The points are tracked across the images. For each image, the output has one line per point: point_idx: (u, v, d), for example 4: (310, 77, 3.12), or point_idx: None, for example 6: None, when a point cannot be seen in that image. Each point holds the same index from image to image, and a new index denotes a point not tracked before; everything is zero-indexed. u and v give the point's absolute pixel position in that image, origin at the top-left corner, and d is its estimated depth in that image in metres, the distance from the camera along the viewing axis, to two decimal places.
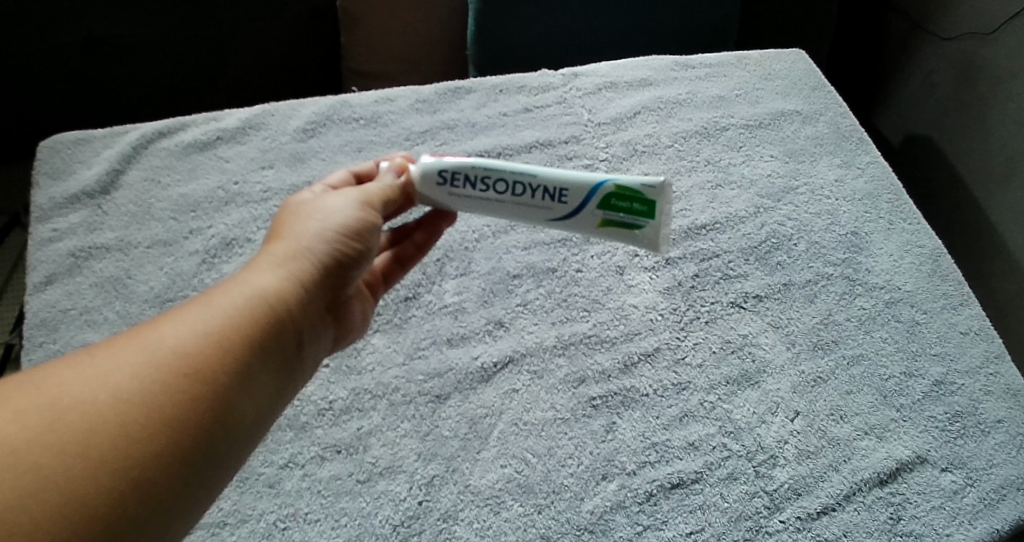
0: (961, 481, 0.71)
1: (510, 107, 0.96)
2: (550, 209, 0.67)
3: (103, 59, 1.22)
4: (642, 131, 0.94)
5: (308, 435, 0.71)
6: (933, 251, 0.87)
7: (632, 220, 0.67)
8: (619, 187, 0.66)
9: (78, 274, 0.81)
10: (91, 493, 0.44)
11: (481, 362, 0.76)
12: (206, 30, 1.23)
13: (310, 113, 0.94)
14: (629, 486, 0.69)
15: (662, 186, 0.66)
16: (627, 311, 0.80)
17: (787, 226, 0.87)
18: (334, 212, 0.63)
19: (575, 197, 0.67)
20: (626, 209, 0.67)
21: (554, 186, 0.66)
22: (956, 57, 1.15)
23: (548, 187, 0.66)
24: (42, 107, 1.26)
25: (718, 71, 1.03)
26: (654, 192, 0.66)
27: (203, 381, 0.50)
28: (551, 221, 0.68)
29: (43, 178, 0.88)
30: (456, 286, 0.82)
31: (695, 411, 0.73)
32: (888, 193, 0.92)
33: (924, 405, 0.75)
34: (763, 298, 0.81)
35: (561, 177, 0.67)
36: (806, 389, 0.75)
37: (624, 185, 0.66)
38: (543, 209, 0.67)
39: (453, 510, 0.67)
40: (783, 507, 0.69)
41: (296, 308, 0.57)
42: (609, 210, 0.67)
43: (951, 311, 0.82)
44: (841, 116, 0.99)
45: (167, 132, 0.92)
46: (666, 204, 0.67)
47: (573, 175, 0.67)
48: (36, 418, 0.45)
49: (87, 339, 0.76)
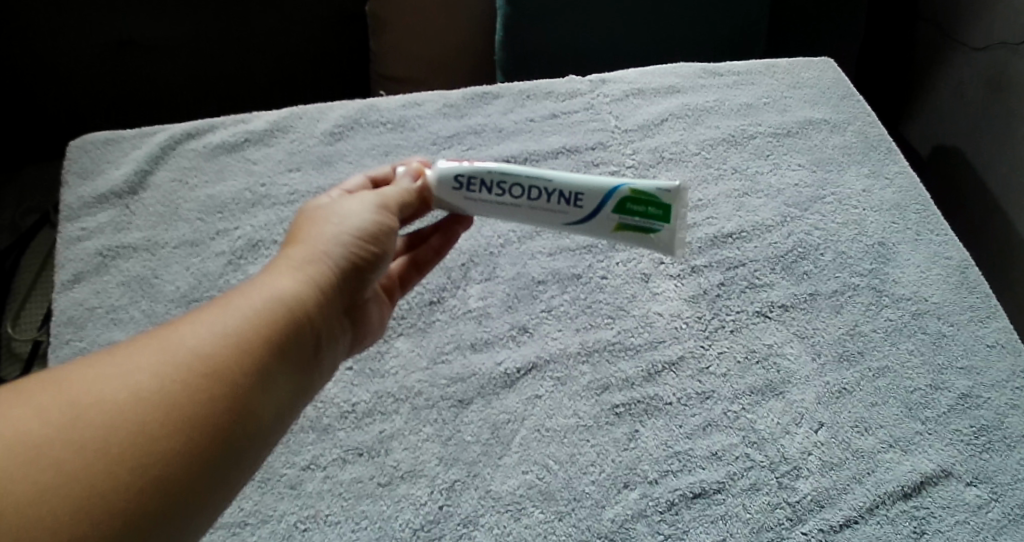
0: (986, 496, 0.70)
1: (538, 113, 0.96)
2: (566, 214, 0.67)
3: (134, 61, 1.24)
4: (669, 138, 0.94)
5: (331, 437, 0.71)
6: (962, 262, 0.86)
7: (648, 224, 0.67)
8: (634, 192, 0.66)
9: (105, 273, 0.81)
10: (109, 489, 0.44)
11: (504, 368, 0.75)
12: (236, 33, 1.24)
13: (338, 117, 0.95)
14: (651, 495, 0.68)
15: (678, 190, 0.67)
16: (652, 318, 0.79)
17: (814, 235, 0.87)
18: (352, 216, 0.62)
19: (591, 201, 0.66)
20: (641, 213, 0.67)
21: (570, 191, 0.66)
22: (988, 67, 1.14)
23: (563, 191, 0.66)
24: (72, 108, 1.27)
25: (746, 79, 1.02)
26: (670, 196, 0.66)
27: (221, 381, 0.50)
28: (567, 225, 0.67)
29: (73, 178, 0.88)
30: (481, 291, 0.82)
31: (719, 421, 0.73)
32: (915, 204, 0.91)
33: (949, 418, 0.74)
34: (789, 308, 0.81)
35: (577, 181, 0.66)
36: (831, 400, 0.75)
37: (640, 189, 0.66)
38: (559, 213, 0.67)
39: (474, 515, 0.67)
40: (806, 519, 0.68)
41: (313, 311, 0.57)
42: (624, 214, 0.66)
43: (978, 324, 0.81)
44: (870, 125, 0.98)
45: (196, 133, 0.93)
46: (681, 208, 0.67)
47: (589, 179, 0.66)
48: (56, 415, 0.45)
49: (113, 338, 0.76)
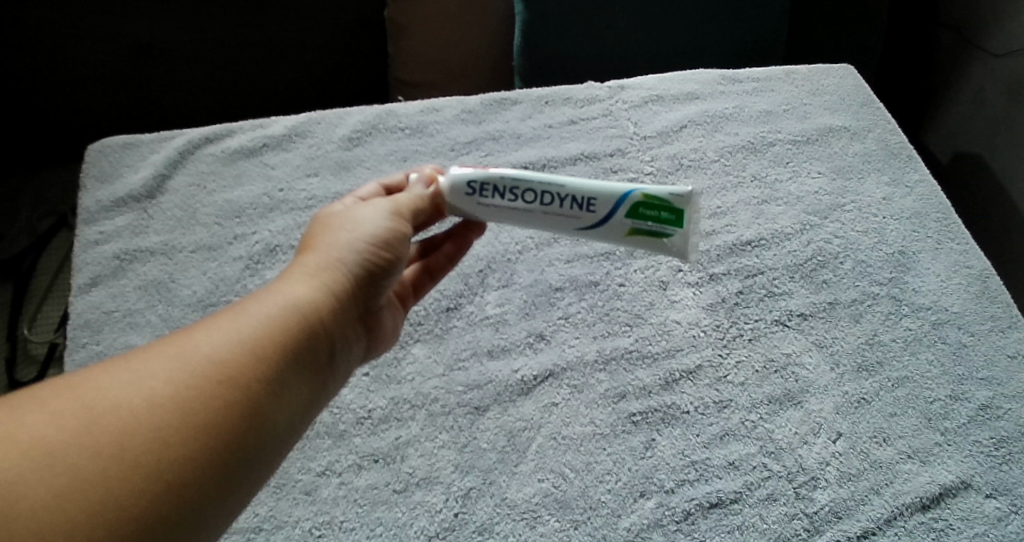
0: (1006, 508, 0.69)
1: (556, 119, 0.96)
2: (578, 219, 0.66)
3: (152, 66, 1.24)
4: (688, 145, 0.94)
5: (347, 443, 0.71)
6: (983, 271, 0.85)
7: (660, 229, 0.66)
8: (646, 196, 0.66)
9: (122, 276, 0.81)
10: (123, 494, 0.44)
11: (521, 375, 0.75)
12: (253, 37, 1.24)
13: (356, 122, 0.94)
14: (667, 504, 0.68)
15: (690, 195, 0.66)
16: (670, 326, 0.79)
17: (834, 244, 0.86)
18: (366, 223, 0.62)
19: (603, 207, 0.66)
20: (654, 218, 0.66)
21: (582, 196, 0.66)
22: (1011, 74, 1.12)
23: (576, 196, 0.66)
24: (90, 112, 1.28)
25: (766, 86, 1.01)
26: (682, 200, 0.66)
27: (235, 388, 0.50)
28: (579, 230, 0.67)
29: (91, 181, 0.89)
30: (498, 298, 0.81)
31: (737, 430, 0.72)
32: (936, 212, 0.90)
33: (969, 429, 0.74)
34: (807, 317, 0.80)
35: (589, 185, 0.66)
36: (850, 410, 0.74)
37: (652, 194, 0.65)
38: (571, 218, 0.66)
39: (489, 523, 0.67)
40: (823, 530, 0.67)
41: (329, 317, 0.57)
42: (637, 218, 0.66)
43: (999, 334, 0.80)
44: (891, 132, 0.97)
45: (213, 138, 0.93)
46: (693, 213, 0.66)
47: (600, 184, 0.66)
48: (72, 421, 0.45)
49: (129, 342, 0.76)
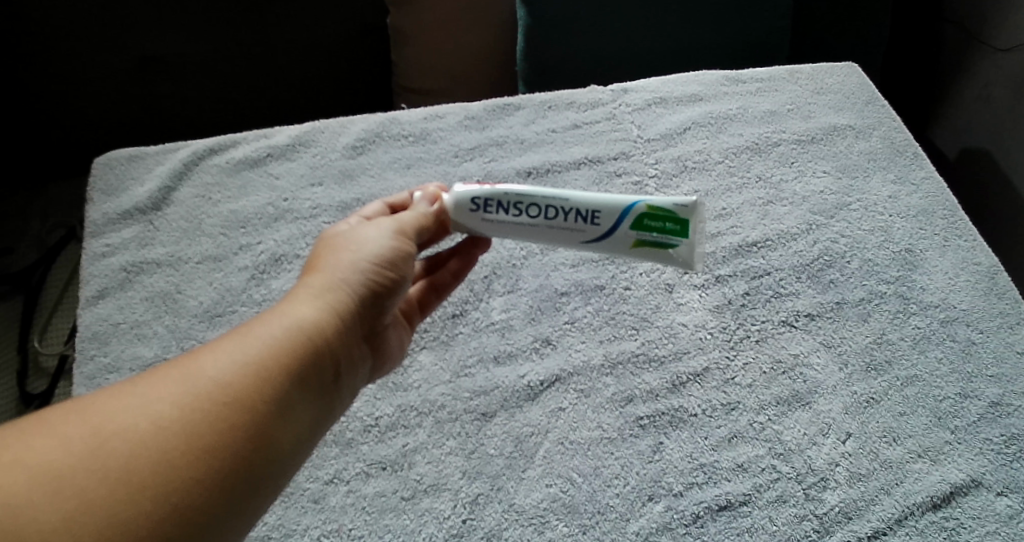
0: (1017, 506, 0.69)
1: (559, 124, 0.96)
2: (583, 232, 0.66)
3: (157, 78, 1.25)
4: (692, 147, 0.93)
5: (354, 451, 0.71)
6: (991, 268, 0.85)
7: (665, 240, 0.66)
8: (650, 208, 0.65)
9: (129, 288, 0.82)
10: (131, 518, 0.44)
11: (527, 380, 0.75)
12: (257, 48, 1.24)
13: (359, 130, 0.95)
14: (676, 508, 0.68)
15: (694, 205, 0.65)
16: (676, 329, 0.79)
17: (840, 243, 0.85)
18: (370, 243, 0.62)
19: (607, 219, 0.66)
20: (658, 229, 0.66)
21: (586, 209, 0.66)
22: (1016, 68, 1.12)
23: (580, 210, 0.66)
24: (98, 125, 1.28)
25: (770, 86, 1.01)
26: (686, 211, 0.65)
27: (241, 410, 0.50)
28: (584, 243, 0.67)
29: (97, 195, 0.89)
30: (504, 303, 0.81)
31: (745, 432, 0.72)
32: (942, 209, 0.89)
33: (980, 427, 0.73)
34: (815, 318, 0.80)
35: (593, 198, 0.66)
36: (859, 410, 0.74)
37: (656, 205, 0.65)
38: (577, 232, 0.66)
39: (497, 529, 0.67)
40: (833, 531, 0.67)
41: (332, 338, 0.57)
42: (642, 230, 0.66)
43: (1008, 330, 0.79)
44: (896, 130, 0.97)
45: (218, 149, 0.93)
46: (698, 223, 0.65)
47: (604, 197, 0.66)
48: (80, 444, 0.46)
49: (137, 353, 0.76)
